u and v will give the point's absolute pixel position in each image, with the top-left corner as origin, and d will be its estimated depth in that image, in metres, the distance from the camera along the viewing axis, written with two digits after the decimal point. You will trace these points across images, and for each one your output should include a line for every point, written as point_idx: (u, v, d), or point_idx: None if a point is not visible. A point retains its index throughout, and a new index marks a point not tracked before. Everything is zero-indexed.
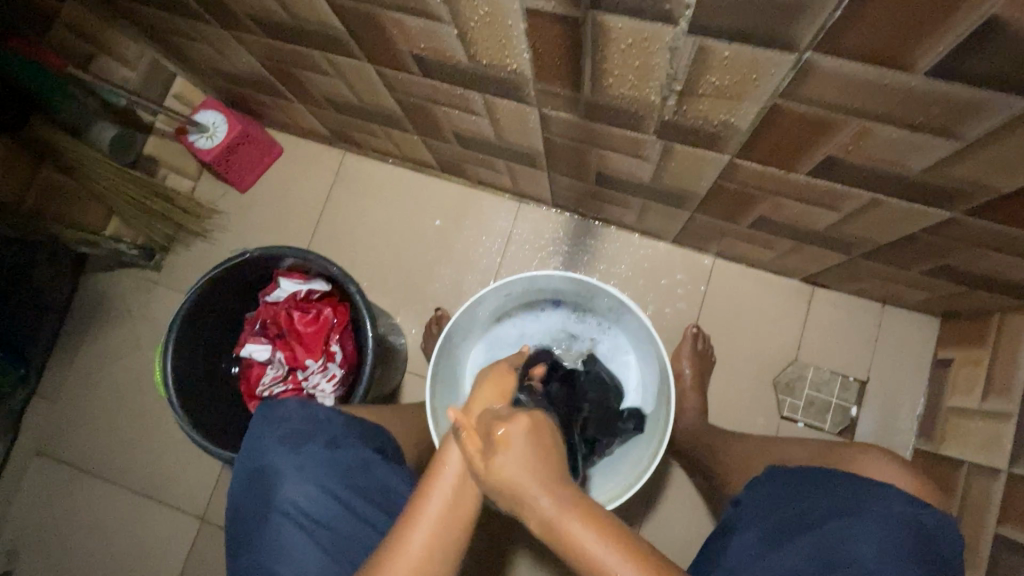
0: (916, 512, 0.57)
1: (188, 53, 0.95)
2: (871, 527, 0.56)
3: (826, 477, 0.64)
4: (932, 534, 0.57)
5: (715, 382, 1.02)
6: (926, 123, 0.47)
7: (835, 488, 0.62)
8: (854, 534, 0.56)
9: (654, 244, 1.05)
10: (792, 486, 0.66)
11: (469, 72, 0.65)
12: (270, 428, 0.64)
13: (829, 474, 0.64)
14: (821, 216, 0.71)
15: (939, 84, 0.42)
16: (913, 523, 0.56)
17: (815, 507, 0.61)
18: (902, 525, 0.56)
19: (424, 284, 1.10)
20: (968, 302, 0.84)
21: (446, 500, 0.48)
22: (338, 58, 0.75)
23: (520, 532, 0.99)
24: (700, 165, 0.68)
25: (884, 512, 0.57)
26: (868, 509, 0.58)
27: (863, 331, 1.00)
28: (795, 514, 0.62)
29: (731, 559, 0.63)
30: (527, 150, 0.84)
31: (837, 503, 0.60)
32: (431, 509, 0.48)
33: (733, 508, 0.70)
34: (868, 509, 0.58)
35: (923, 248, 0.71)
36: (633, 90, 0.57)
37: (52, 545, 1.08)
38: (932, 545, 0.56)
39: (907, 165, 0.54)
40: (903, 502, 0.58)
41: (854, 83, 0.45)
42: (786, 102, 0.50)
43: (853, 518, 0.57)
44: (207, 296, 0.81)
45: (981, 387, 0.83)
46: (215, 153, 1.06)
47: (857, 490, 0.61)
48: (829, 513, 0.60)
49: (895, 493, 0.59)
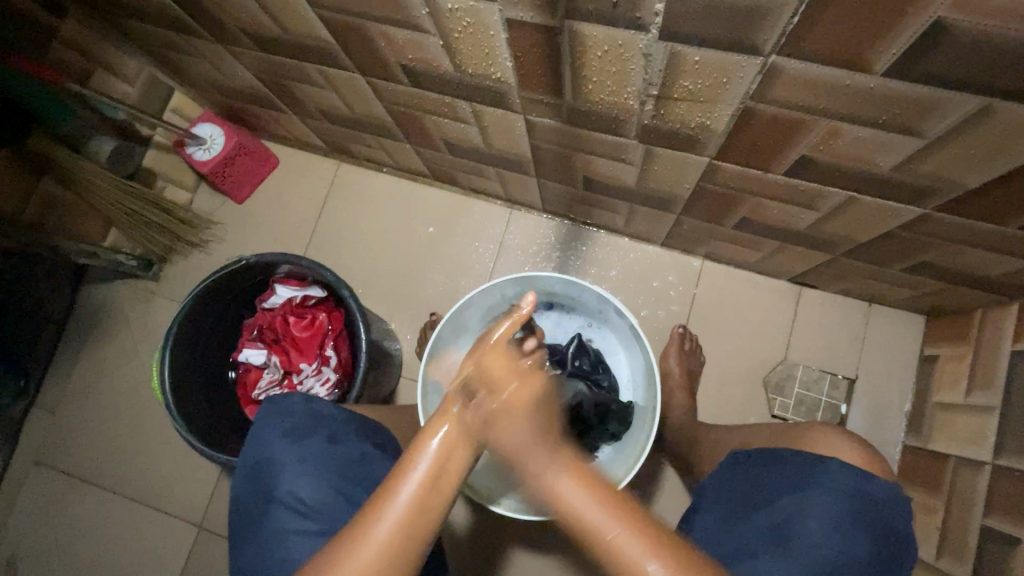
0: (864, 482, 0.60)
1: (186, 68, 0.98)
2: (816, 504, 0.59)
3: (779, 455, 0.67)
4: (876, 503, 0.60)
5: (706, 382, 1.03)
6: (890, 122, 0.49)
7: (785, 465, 0.65)
8: (812, 515, 0.59)
9: (644, 248, 1.07)
10: (748, 469, 0.69)
11: (454, 81, 0.68)
12: (273, 423, 0.66)
13: (783, 454, 0.67)
14: (802, 216, 0.73)
15: (898, 83, 0.44)
16: (862, 495, 0.60)
17: (767, 485, 0.65)
18: (847, 499, 0.59)
19: (419, 290, 1.12)
20: (951, 299, 0.86)
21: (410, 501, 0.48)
22: (330, 70, 0.78)
23: (517, 533, 1.00)
24: (682, 167, 0.70)
25: (829, 487, 0.60)
26: (819, 486, 0.61)
27: (850, 330, 1.02)
28: (749, 493, 0.66)
29: (702, 537, 0.66)
30: (516, 157, 0.86)
31: (787, 480, 0.64)
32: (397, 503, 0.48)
33: (697, 491, 0.73)
34: (820, 486, 0.61)
35: (901, 245, 0.73)
36: (612, 95, 0.59)
37: (51, 555, 1.09)
38: (876, 514, 0.59)
39: (878, 162, 0.56)
40: (846, 475, 0.61)
41: (818, 85, 0.47)
42: (756, 104, 0.52)
43: (809, 497, 0.60)
44: (205, 301, 0.83)
45: (966, 381, 0.84)
46: (212, 164, 1.10)
47: (805, 467, 0.64)
48: (785, 492, 0.62)
49: (838, 467, 0.62)
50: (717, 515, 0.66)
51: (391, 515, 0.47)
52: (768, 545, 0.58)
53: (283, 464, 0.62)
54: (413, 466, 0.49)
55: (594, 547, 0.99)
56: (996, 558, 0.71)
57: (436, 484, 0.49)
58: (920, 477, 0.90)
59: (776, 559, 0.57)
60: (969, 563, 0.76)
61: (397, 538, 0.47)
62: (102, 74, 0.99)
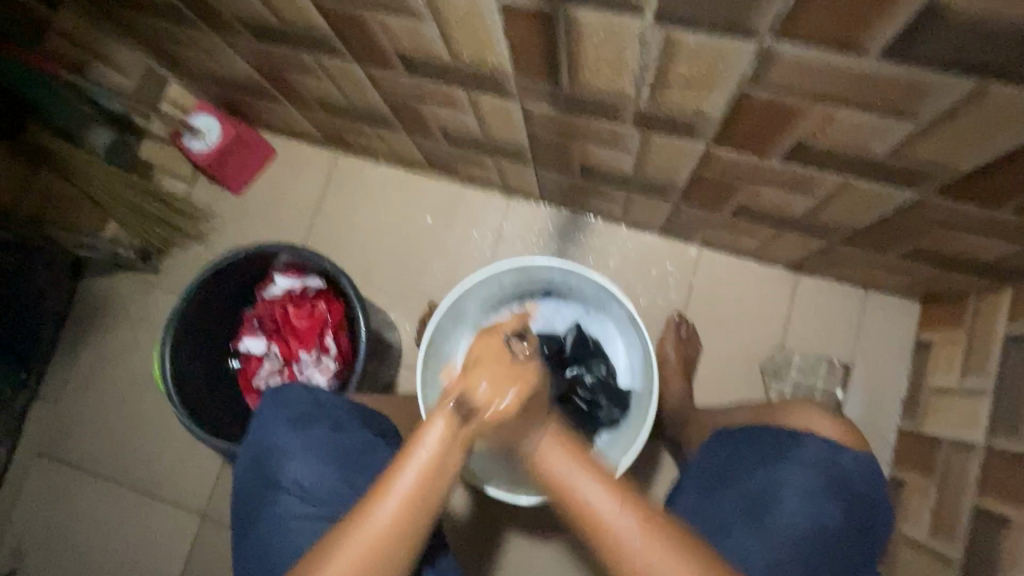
0: (835, 455, 0.63)
1: (181, 59, 0.97)
2: (789, 476, 0.62)
3: (756, 430, 0.68)
4: (848, 472, 0.62)
5: (704, 369, 1.04)
6: (883, 105, 0.49)
7: (761, 439, 0.67)
8: (787, 489, 0.61)
9: (641, 236, 1.08)
10: (725, 441, 0.70)
11: (450, 69, 0.68)
12: (277, 411, 0.66)
13: (759, 431, 0.68)
14: (797, 202, 0.73)
15: (890, 67, 0.45)
16: (834, 467, 0.62)
17: (743, 458, 0.66)
18: (818, 471, 0.62)
19: (418, 280, 1.12)
20: (945, 284, 0.87)
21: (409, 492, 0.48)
22: (326, 59, 0.78)
23: (515, 519, 1.01)
24: (679, 155, 0.71)
25: (801, 460, 0.63)
26: (794, 460, 0.63)
27: (847, 317, 1.02)
28: (725, 466, 0.67)
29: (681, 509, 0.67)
30: (513, 146, 0.86)
31: (762, 453, 0.65)
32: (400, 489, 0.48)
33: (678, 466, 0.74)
34: (794, 459, 0.63)
35: (896, 230, 0.73)
36: (608, 82, 0.59)
37: (56, 545, 1.10)
38: (847, 482, 0.62)
39: (872, 147, 0.56)
40: (819, 446, 0.64)
41: (811, 69, 0.47)
42: (751, 89, 0.52)
43: (784, 471, 0.63)
44: (206, 291, 0.83)
45: (960, 365, 0.85)
46: (210, 155, 1.09)
47: (780, 440, 0.66)
48: (762, 466, 0.64)
49: (812, 439, 0.64)
50: (694, 490, 0.67)
51: (390, 504, 0.48)
52: (742, 518, 0.61)
53: (286, 451, 0.63)
54: (414, 454, 0.49)
55: (593, 533, 1.00)
56: (987, 537, 0.72)
57: (435, 475, 0.49)
58: (914, 460, 0.91)
59: (751, 532, 0.59)
60: (960, 543, 0.77)
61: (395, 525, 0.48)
62: (96, 65, 0.99)
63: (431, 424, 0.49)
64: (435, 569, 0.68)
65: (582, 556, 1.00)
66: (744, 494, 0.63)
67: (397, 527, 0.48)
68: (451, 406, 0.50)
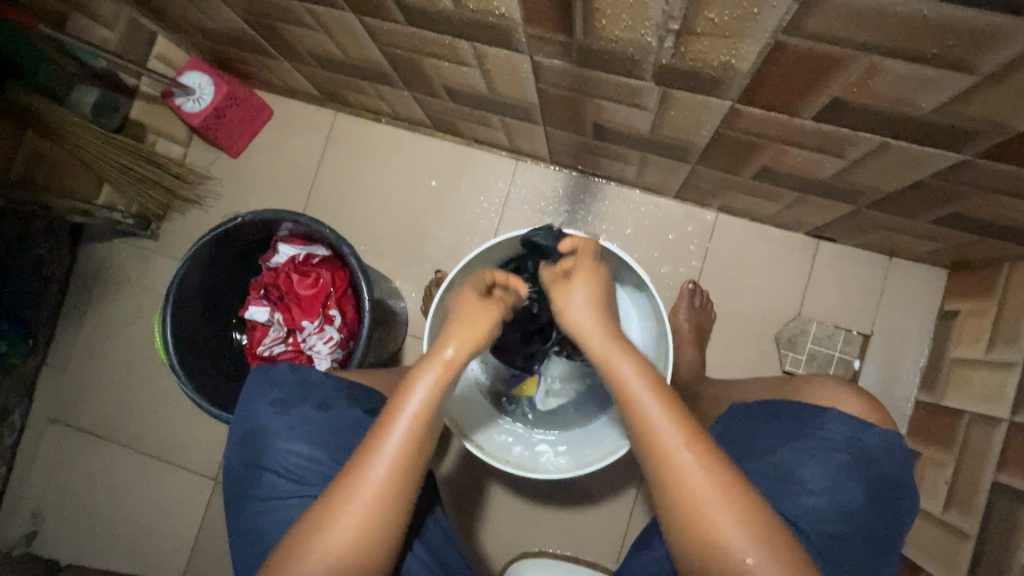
0: (860, 434, 0.61)
1: (167, 9, 0.91)
2: (812, 456, 0.60)
3: (773, 408, 0.67)
4: (873, 452, 0.61)
5: (717, 338, 1.02)
6: (937, 56, 0.44)
7: (780, 416, 0.65)
8: (810, 466, 0.59)
9: (655, 200, 1.03)
10: (742, 419, 0.68)
11: (455, 18, 0.62)
12: (261, 393, 0.64)
13: (777, 406, 0.66)
14: (827, 164, 0.68)
15: (952, 7, 0.39)
16: (857, 446, 0.61)
17: (761, 434, 0.64)
18: (839, 449, 0.60)
19: (422, 246, 1.09)
20: (977, 252, 0.82)
21: (394, 459, 0.51)
22: (319, 9, 0.72)
23: (523, 485, 1.02)
24: (701, 112, 0.65)
25: (821, 437, 0.61)
26: (815, 439, 0.61)
27: (868, 285, 0.98)
28: (740, 441, 0.65)
29: None
30: (520, 102, 0.81)
31: (783, 432, 0.63)
32: (388, 452, 0.51)
33: None
34: (815, 437, 0.61)
35: (931, 194, 0.68)
36: (628, 31, 0.53)
37: (76, 506, 1.13)
38: (871, 464, 0.60)
39: (919, 104, 0.51)
40: (845, 425, 0.62)
41: (861, 15, 0.42)
42: (788, 38, 0.47)
43: (804, 448, 0.61)
44: (201, 259, 0.79)
45: (986, 337, 0.82)
46: (202, 117, 1.04)
47: (802, 416, 0.64)
48: (779, 441, 0.62)
49: (836, 418, 0.62)
50: None
51: (383, 461, 0.50)
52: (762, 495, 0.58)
53: (274, 433, 0.62)
54: (398, 416, 0.52)
55: (599, 500, 1.01)
56: (1004, 512, 0.71)
57: (424, 425, 0.52)
58: (932, 432, 0.89)
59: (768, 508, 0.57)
60: (976, 515, 0.75)
61: (391, 482, 0.51)
62: (77, 17, 0.93)
63: (416, 376, 0.53)
64: (422, 540, 0.67)
65: (589, 523, 1.00)
66: (764, 470, 0.60)
67: (393, 490, 0.51)
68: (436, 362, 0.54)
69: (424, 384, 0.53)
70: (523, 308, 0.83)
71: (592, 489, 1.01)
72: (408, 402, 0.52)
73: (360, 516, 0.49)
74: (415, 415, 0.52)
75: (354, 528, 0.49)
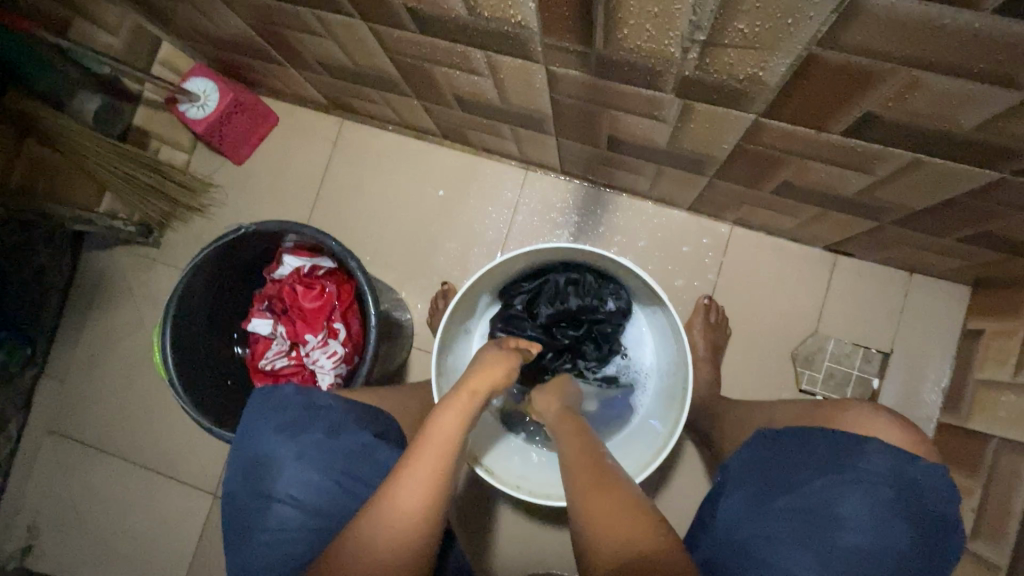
0: (905, 468, 0.58)
1: (171, 15, 0.89)
2: (851, 491, 0.57)
3: (810, 435, 0.64)
4: (918, 486, 0.58)
5: (732, 354, 0.99)
6: (985, 72, 0.42)
7: (817, 444, 0.63)
8: (849, 503, 0.57)
9: (668, 212, 1.00)
10: (773, 448, 0.65)
11: (469, 26, 0.60)
12: (266, 417, 0.61)
13: (814, 434, 0.64)
14: (853, 180, 0.66)
15: (1006, 22, 0.36)
16: (901, 481, 0.58)
17: (797, 465, 0.62)
18: (883, 484, 0.58)
19: (429, 257, 1.06)
20: (1005, 271, 0.79)
21: (419, 489, 0.49)
22: (328, 16, 0.70)
23: (531, 504, 0.99)
24: (723, 125, 0.63)
25: (863, 470, 0.58)
26: (855, 471, 0.59)
27: (888, 301, 0.96)
28: (773, 471, 0.63)
29: (720, 520, 0.62)
30: (533, 113, 0.78)
31: (821, 462, 0.61)
32: (414, 480, 0.49)
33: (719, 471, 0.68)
34: (855, 470, 0.59)
35: (962, 212, 0.66)
36: (651, 41, 0.51)
37: (71, 520, 1.10)
38: (914, 501, 0.57)
39: (958, 120, 0.48)
40: (885, 457, 0.59)
41: (904, 27, 0.39)
42: (823, 50, 0.44)
43: (843, 482, 0.58)
44: (203, 272, 0.77)
45: (1014, 359, 0.79)
46: (205, 124, 1.02)
47: (841, 447, 0.61)
48: (815, 474, 0.60)
49: (878, 449, 0.60)
50: (738, 496, 0.63)
51: (410, 488, 0.49)
52: (799, 536, 0.56)
53: (281, 461, 0.59)
54: (425, 442, 0.51)
55: None
56: None
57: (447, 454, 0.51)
58: (955, 456, 0.86)
59: (803, 548, 0.55)
60: (1007, 547, 0.72)
61: (423, 510, 0.49)
62: (80, 22, 0.91)
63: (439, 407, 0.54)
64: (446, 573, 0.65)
65: None
66: (799, 506, 0.58)
67: (419, 517, 0.49)
68: (459, 394, 0.56)
69: (450, 411, 0.54)
70: (541, 324, 0.84)
71: None
72: (432, 430, 0.52)
73: (387, 546, 0.48)
74: (441, 444, 0.51)
75: (379, 560, 0.47)
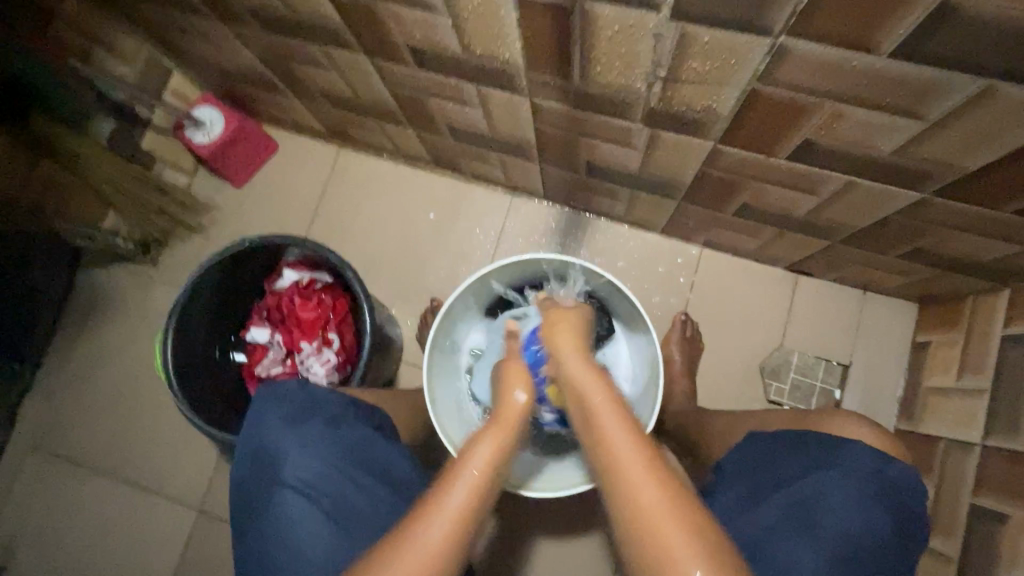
0: (885, 468, 0.63)
1: (187, 49, 0.97)
2: (835, 486, 0.62)
3: (801, 440, 0.69)
4: (896, 484, 0.63)
5: (705, 367, 1.05)
6: (892, 104, 0.50)
7: (808, 448, 0.68)
8: (833, 498, 0.61)
9: (643, 236, 1.08)
10: (767, 452, 0.71)
11: (463, 62, 0.68)
12: (271, 409, 0.66)
13: (803, 439, 0.69)
14: (802, 201, 0.74)
15: (901, 63, 0.45)
16: (881, 479, 0.63)
17: (788, 466, 0.67)
18: (864, 481, 0.62)
19: (420, 275, 1.12)
20: (943, 286, 0.88)
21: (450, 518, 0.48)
22: (335, 51, 0.78)
23: (516, 516, 1.01)
24: (686, 151, 0.71)
25: (846, 468, 0.63)
26: (839, 469, 0.63)
27: (845, 317, 1.04)
28: (767, 472, 0.68)
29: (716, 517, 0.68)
30: (519, 141, 0.86)
31: (809, 462, 0.66)
32: (451, 504, 0.49)
33: (715, 474, 0.74)
34: (839, 468, 0.64)
35: (896, 231, 0.74)
36: (621, 77, 0.59)
37: (48, 540, 1.08)
38: (894, 498, 0.62)
39: (879, 145, 0.57)
40: (869, 457, 0.64)
41: (822, 66, 0.48)
42: (762, 86, 0.53)
43: (828, 479, 0.63)
44: (207, 282, 0.82)
45: (957, 366, 0.87)
46: (211, 148, 1.09)
47: (827, 449, 0.66)
48: (804, 474, 0.65)
49: (860, 451, 0.65)
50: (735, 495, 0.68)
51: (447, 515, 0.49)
52: (790, 528, 0.60)
53: (284, 449, 0.62)
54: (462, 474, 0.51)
55: (592, 531, 1.01)
56: (986, 535, 0.74)
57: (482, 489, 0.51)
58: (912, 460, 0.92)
59: (795, 542, 0.59)
60: (959, 539, 0.78)
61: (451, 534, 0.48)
62: (98, 53, 0.98)
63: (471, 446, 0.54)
64: None
65: (581, 554, 1.00)
66: (788, 501, 0.63)
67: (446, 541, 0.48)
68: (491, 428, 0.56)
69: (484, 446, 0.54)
70: None
71: (585, 519, 1.01)
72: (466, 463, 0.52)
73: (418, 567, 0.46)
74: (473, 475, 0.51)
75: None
